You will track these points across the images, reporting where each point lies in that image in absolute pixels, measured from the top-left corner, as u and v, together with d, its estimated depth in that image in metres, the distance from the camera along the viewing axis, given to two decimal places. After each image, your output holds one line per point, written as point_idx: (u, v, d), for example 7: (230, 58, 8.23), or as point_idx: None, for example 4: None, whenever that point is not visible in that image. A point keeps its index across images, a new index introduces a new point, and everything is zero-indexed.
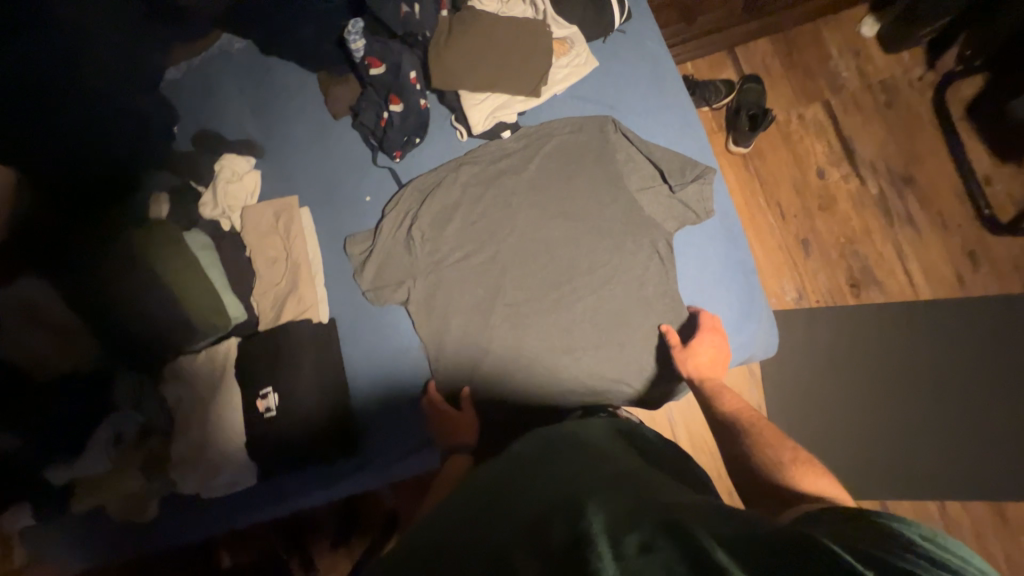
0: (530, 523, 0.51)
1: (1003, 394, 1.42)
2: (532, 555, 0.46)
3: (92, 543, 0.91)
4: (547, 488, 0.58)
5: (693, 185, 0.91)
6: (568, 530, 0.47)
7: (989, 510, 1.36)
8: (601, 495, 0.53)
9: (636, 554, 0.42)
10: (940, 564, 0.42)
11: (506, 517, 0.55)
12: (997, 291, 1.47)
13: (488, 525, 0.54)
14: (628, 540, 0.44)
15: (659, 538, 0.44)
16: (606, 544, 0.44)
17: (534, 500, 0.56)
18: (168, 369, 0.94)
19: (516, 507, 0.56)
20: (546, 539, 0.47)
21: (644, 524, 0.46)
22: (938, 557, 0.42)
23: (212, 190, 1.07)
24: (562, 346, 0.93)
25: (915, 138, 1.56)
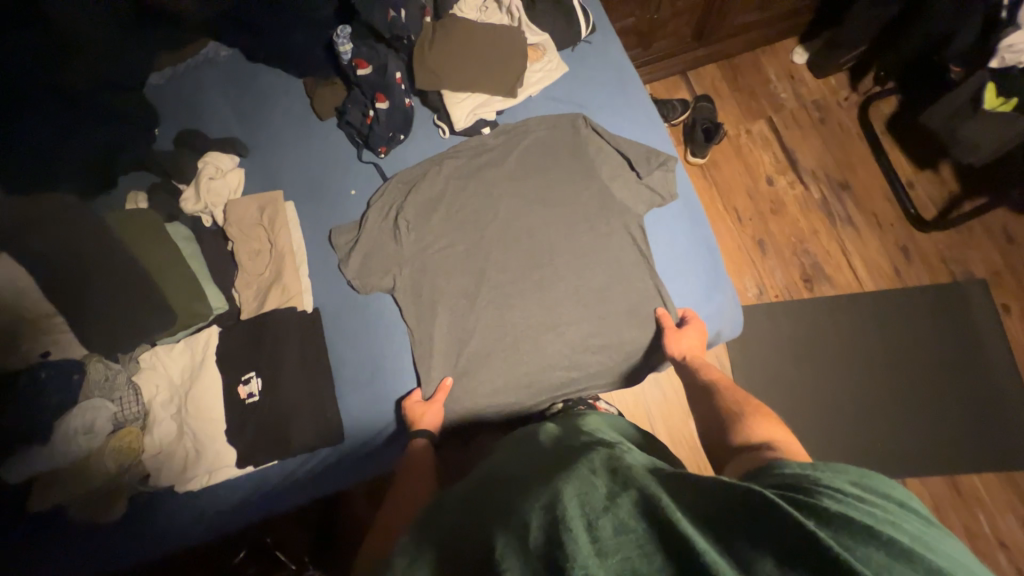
0: (505, 517, 0.52)
1: (947, 373, 1.54)
2: (511, 548, 0.47)
3: (50, 552, 0.84)
4: (519, 484, 0.60)
5: (658, 172, 1.01)
6: (543, 518, 0.48)
7: (945, 483, 1.45)
8: (570, 470, 0.55)
9: (611, 535, 0.45)
10: (865, 500, 0.48)
11: (482, 519, 0.55)
12: (932, 281, 1.63)
13: (467, 529, 0.55)
14: (601, 521, 0.47)
15: (630, 516, 0.47)
16: (581, 527, 0.46)
17: (508, 497, 0.58)
18: (144, 358, 0.92)
19: (492, 507, 0.57)
20: (523, 531, 0.48)
21: (614, 502, 0.49)
22: (863, 495, 0.48)
23: (195, 186, 1.08)
24: (545, 323, 0.98)
25: (847, 149, 1.76)
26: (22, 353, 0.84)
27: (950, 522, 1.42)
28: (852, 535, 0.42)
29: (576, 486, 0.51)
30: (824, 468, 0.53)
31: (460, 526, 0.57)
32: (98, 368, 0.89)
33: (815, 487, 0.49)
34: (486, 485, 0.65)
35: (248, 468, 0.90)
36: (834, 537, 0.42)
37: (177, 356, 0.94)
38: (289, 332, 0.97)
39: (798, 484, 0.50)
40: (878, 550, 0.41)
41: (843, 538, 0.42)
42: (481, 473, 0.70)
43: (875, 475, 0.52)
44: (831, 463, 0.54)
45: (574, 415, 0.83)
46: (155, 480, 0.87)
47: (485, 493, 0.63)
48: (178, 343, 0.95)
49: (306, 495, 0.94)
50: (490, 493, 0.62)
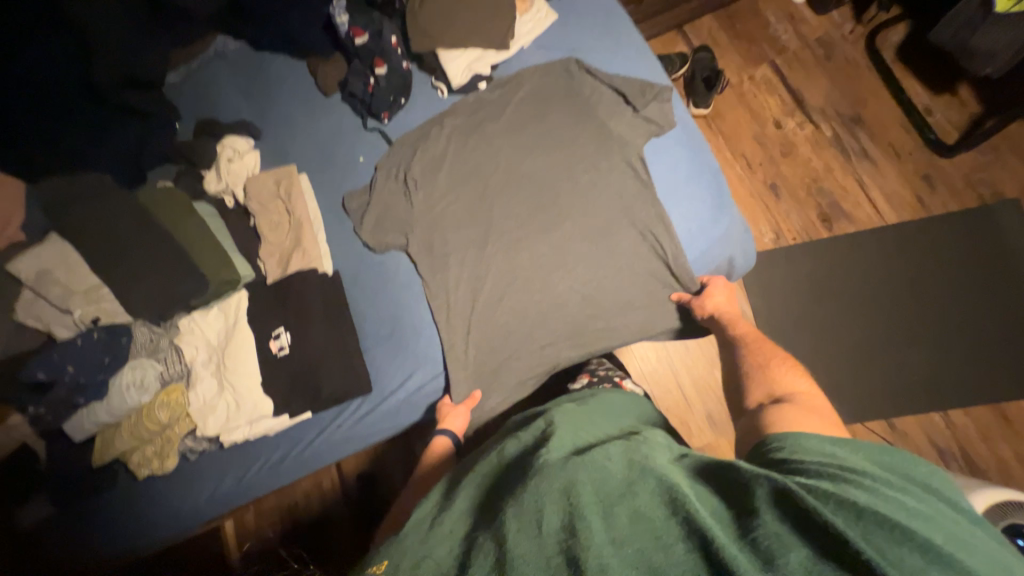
0: (520, 495, 0.55)
1: (983, 299, 1.48)
2: (527, 532, 0.50)
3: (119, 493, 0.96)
4: (532, 456, 0.63)
5: (654, 104, 1.03)
6: (559, 506, 0.51)
7: (991, 412, 1.39)
8: (586, 454, 0.58)
9: (628, 526, 0.48)
10: (890, 484, 0.50)
11: (500, 499, 0.59)
12: (959, 208, 1.56)
13: (487, 510, 0.59)
14: (617, 513, 0.50)
15: (650, 507, 0.50)
16: (598, 518, 0.49)
17: (523, 473, 0.61)
18: (182, 324, 0.99)
19: (511, 484, 0.61)
20: (539, 516, 0.51)
21: (631, 490, 0.52)
22: (890, 480, 0.50)
23: (216, 168, 1.15)
24: (556, 264, 1.00)
25: (855, 83, 1.71)
26: (75, 319, 0.92)
27: (999, 451, 1.36)
28: (878, 532, 0.43)
29: (591, 473, 0.54)
30: (850, 452, 0.55)
31: (479, 507, 0.61)
32: (144, 330, 0.97)
33: (842, 476, 0.50)
34: (501, 462, 0.68)
35: (284, 416, 0.96)
36: (861, 534, 0.43)
37: (212, 321, 1.01)
38: (312, 292, 1.02)
39: (824, 473, 0.51)
40: (913, 552, 0.42)
41: (874, 538, 0.43)
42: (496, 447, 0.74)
43: (898, 457, 0.54)
44: (853, 442, 0.56)
45: (593, 398, 0.89)
46: (202, 431, 0.94)
47: (500, 471, 0.66)
48: (211, 309, 1.01)
49: (342, 440, 1.00)
50: (506, 470, 0.66)
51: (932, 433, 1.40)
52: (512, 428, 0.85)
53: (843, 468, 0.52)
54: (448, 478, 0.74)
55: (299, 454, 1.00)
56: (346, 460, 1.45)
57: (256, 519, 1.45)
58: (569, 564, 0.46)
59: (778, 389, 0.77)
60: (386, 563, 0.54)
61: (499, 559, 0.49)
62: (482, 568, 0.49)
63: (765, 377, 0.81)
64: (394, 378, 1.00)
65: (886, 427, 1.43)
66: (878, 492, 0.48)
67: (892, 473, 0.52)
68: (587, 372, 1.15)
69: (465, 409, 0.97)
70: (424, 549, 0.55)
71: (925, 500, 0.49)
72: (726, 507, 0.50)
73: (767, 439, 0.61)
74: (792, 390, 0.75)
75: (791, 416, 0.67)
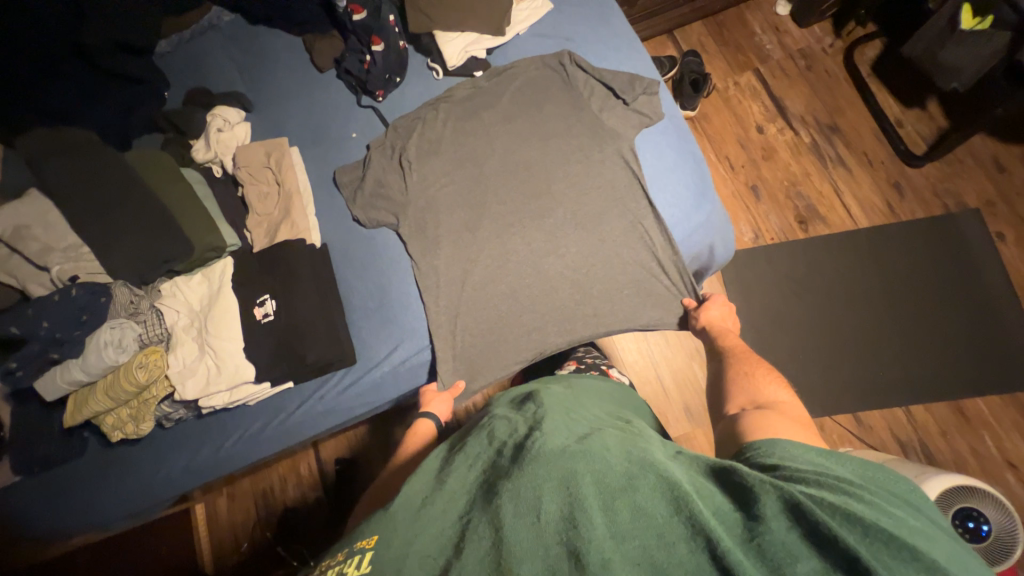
0: (516, 479, 0.56)
1: (946, 303, 1.55)
2: (525, 519, 0.52)
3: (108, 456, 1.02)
4: (527, 438, 0.63)
5: (643, 97, 1.06)
6: (558, 496, 0.53)
7: (950, 409, 1.46)
8: (586, 445, 0.59)
9: (628, 521, 0.50)
10: (893, 499, 0.50)
11: (494, 478, 0.60)
12: (924, 215, 1.64)
13: (479, 489, 0.60)
14: (618, 508, 0.51)
15: (650, 502, 0.51)
16: (599, 514, 0.50)
17: (517, 455, 0.61)
18: (164, 288, 0.98)
19: (506, 462, 0.62)
20: (537, 506, 0.53)
21: (632, 485, 0.53)
22: (895, 497, 0.50)
23: (205, 137, 1.13)
24: (545, 247, 1.02)
25: (834, 93, 1.79)
26: (54, 277, 0.91)
27: (957, 446, 1.43)
28: (890, 552, 0.43)
29: (588, 465, 0.56)
30: (853, 465, 0.54)
31: (471, 485, 0.61)
32: (124, 292, 0.95)
33: (845, 488, 0.49)
34: (494, 444, 0.67)
35: (265, 384, 0.96)
36: (871, 550, 0.43)
37: (196, 286, 1.00)
38: (300, 263, 1.02)
39: (829, 483, 0.50)
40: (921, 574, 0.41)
41: (885, 558, 0.42)
42: (486, 427, 0.72)
43: (903, 478, 0.53)
44: (859, 457, 0.55)
45: (581, 384, 0.91)
46: (180, 394, 0.92)
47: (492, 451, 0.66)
48: (195, 275, 1.01)
49: (323, 411, 1.01)
50: (498, 450, 0.65)
51: (896, 428, 1.47)
52: (499, 406, 0.84)
53: (842, 480, 0.51)
54: (450, 441, 0.77)
55: (280, 424, 1.00)
56: (326, 446, 1.43)
57: (229, 502, 1.43)
58: (570, 554, 0.49)
59: (760, 396, 0.78)
60: (377, 538, 0.53)
61: (496, 545, 0.51)
62: (478, 549, 0.52)
63: (749, 384, 0.82)
64: (379, 350, 1.01)
65: (852, 421, 1.49)
66: (886, 510, 0.47)
67: (895, 490, 0.51)
68: (575, 360, 1.20)
69: (448, 396, 0.96)
70: (421, 524, 0.55)
71: (928, 521, 0.49)
72: (730, 506, 0.50)
73: (751, 441, 0.63)
74: (773, 400, 0.76)
75: (767, 422, 0.69)
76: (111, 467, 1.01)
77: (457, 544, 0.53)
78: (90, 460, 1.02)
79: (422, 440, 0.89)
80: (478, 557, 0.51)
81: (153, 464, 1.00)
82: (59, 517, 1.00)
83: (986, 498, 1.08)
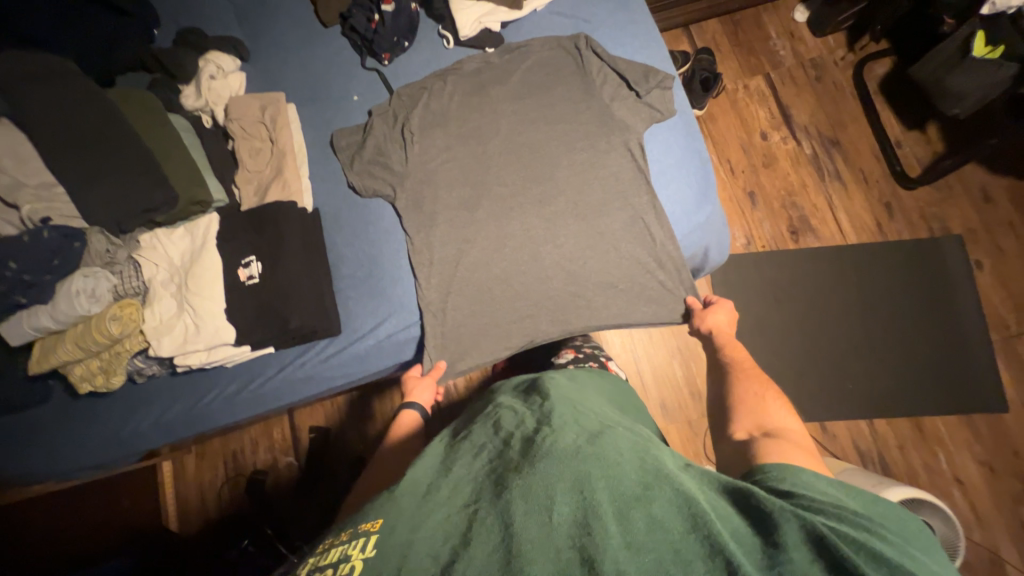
0: (530, 477, 0.57)
1: (919, 324, 1.61)
2: (538, 519, 0.53)
3: (74, 406, 0.98)
4: (537, 434, 0.64)
5: (656, 91, 1.04)
6: (572, 500, 0.54)
7: (910, 425, 1.53)
8: (600, 450, 0.60)
9: (643, 531, 0.51)
10: (903, 540, 0.53)
11: (503, 470, 0.61)
12: (910, 238, 1.68)
13: (487, 480, 0.60)
14: (633, 517, 0.52)
15: (665, 515, 0.52)
16: (614, 522, 0.52)
17: (527, 450, 0.62)
18: (144, 239, 0.94)
19: (514, 455, 0.63)
20: (550, 508, 0.54)
21: (647, 495, 0.54)
22: (902, 536, 0.53)
23: (196, 83, 1.07)
24: (544, 235, 1.00)
25: (839, 107, 1.80)
26: (22, 217, 0.85)
27: (911, 459, 1.50)
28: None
29: (603, 470, 0.57)
30: (864, 501, 0.58)
31: (479, 473, 0.62)
32: (100, 240, 0.90)
33: (864, 526, 0.52)
34: (501, 433, 0.69)
35: (245, 347, 0.94)
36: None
37: (177, 240, 0.95)
38: (290, 225, 0.98)
39: (846, 518, 0.53)
40: None
41: None
42: (492, 416, 0.74)
43: (905, 519, 0.57)
44: (869, 497, 0.59)
45: (571, 371, 0.92)
46: (155, 350, 0.89)
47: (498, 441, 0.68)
48: (178, 228, 0.97)
49: (304, 379, 0.99)
50: (505, 441, 0.66)
51: (857, 438, 1.54)
52: (502, 393, 0.85)
53: (859, 515, 0.54)
54: (451, 430, 0.78)
55: (259, 390, 0.99)
56: (302, 412, 1.42)
57: (199, 459, 1.41)
58: (582, 560, 0.49)
59: (768, 423, 0.79)
60: (382, 522, 0.55)
61: (507, 541, 0.51)
62: (485, 543, 0.52)
63: (756, 407, 0.83)
64: (364, 321, 0.99)
65: (818, 429, 1.55)
66: (902, 551, 0.50)
67: (902, 531, 0.55)
68: (573, 347, 1.23)
69: (430, 380, 0.96)
70: (423, 513, 0.56)
71: (929, 561, 0.52)
72: (744, 528, 0.52)
73: (758, 464, 0.68)
74: (781, 427, 0.77)
75: (781, 449, 0.70)
76: (76, 417, 0.98)
77: (462, 536, 0.54)
78: (54, 409, 0.98)
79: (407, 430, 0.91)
80: (486, 552, 0.51)
81: (121, 418, 0.98)
82: (20, 465, 0.97)
83: (932, 510, 1.14)
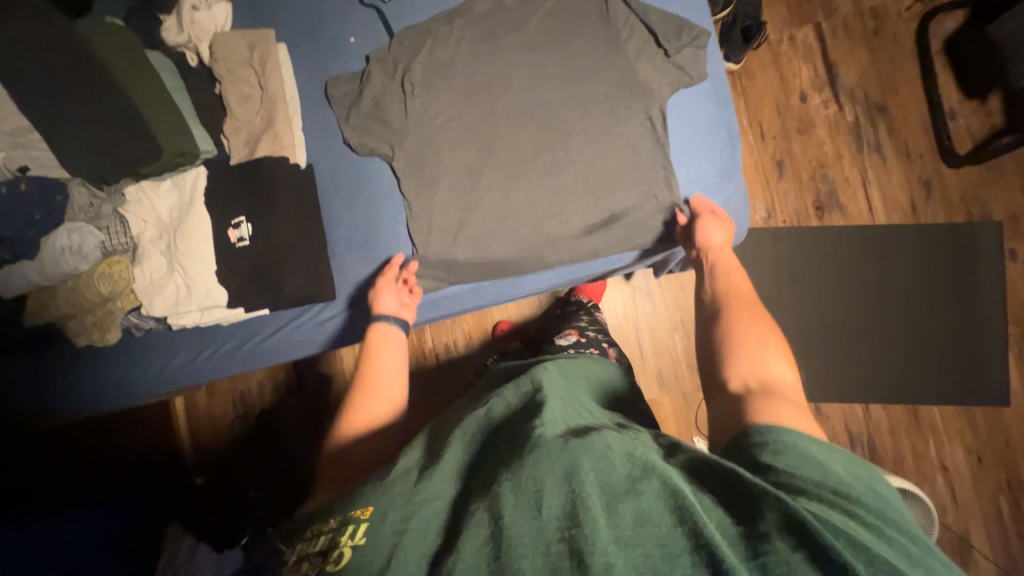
0: (518, 470, 0.55)
1: (935, 311, 1.55)
2: (525, 512, 0.51)
3: (67, 354, 0.98)
4: (524, 425, 0.63)
5: (689, 49, 0.92)
6: (559, 491, 0.52)
7: (905, 411, 1.52)
8: (586, 437, 0.57)
9: (630, 525, 0.49)
10: (882, 515, 0.50)
11: (493, 463, 0.60)
12: (944, 221, 1.57)
13: (477, 474, 0.59)
14: (621, 511, 0.50)
15: (654, 508, 0.50)
16: (601, 513, 0.50)
17: (515, 442, 0.60)
18: (131, 193, 0.90)
19: (503, 448, 0.61)
20: (538, 499, 0.52)
21: (635, 489, 0.52)
22: (884, 512, 0.50)
23: (176, 14, 0.95)
24: (550, 208, 0.94)
25: (894, 67, 1.61)
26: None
27: (900, 444, 1.51)
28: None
29: (593, 461, 0.54)
30: (835, 464, 0.54)
31: (470, 468, 0.62)
32: (83, 193, 0.87)
33: (843, 509, 0.50)
34: (491, 425, 0.68)
35: (239, 310, 0.92)
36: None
37: (165, 194, 0.91)
38: (282, 184, 0.93)
39: (826, 498, 0.50)
40: None
41: None
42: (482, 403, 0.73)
43: (882, 480, 0.55)
44: (835, 450, 0.57)
45: (568, 358, 0.91)
46: (149, 310, 0.89)
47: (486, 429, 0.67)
48: (164, 181, 0.92)
49: (300, 342, 0.99)
50: (495, 433, 0.66)
51: (850, 420, 1.53)
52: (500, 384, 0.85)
53: (839, 495, 0.51)
54: (429, 429, 0.73)
55: (255, 350, 0.99)
56: (302, 362, 1.44)
57: (209, 395, 1.45)
58: (571, 554, 0.48)
59: (763, 375, 0.69)
60: (371, 509, 0.56)
61: (496, 535, 0.51)
62: (475, 538, 0.51)
63: (750, 356, 0.73)
64: (360, 289, 0.96)
65: (812, 410, 1.55)
66: (883, 533, 0.48)
67: (877, 493, 0.53)
68: (576, 329, 1.22)
69: (392, 287, 0.91)
70: (413, 507, 0.56)
71: (913, 532, 0.50)
72: (728, 517, 0.49)
73: (748, 429, 0.61)
74: (777, 379, 0.68)
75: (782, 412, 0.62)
76: (68, 364, 0.98)
77: (453, 529, 0.54)
78: (44, 358, 0.97)
79: (390, 346, 0.86)
80: (476, 545, 0.51)
81: (120, 369, 0.99)
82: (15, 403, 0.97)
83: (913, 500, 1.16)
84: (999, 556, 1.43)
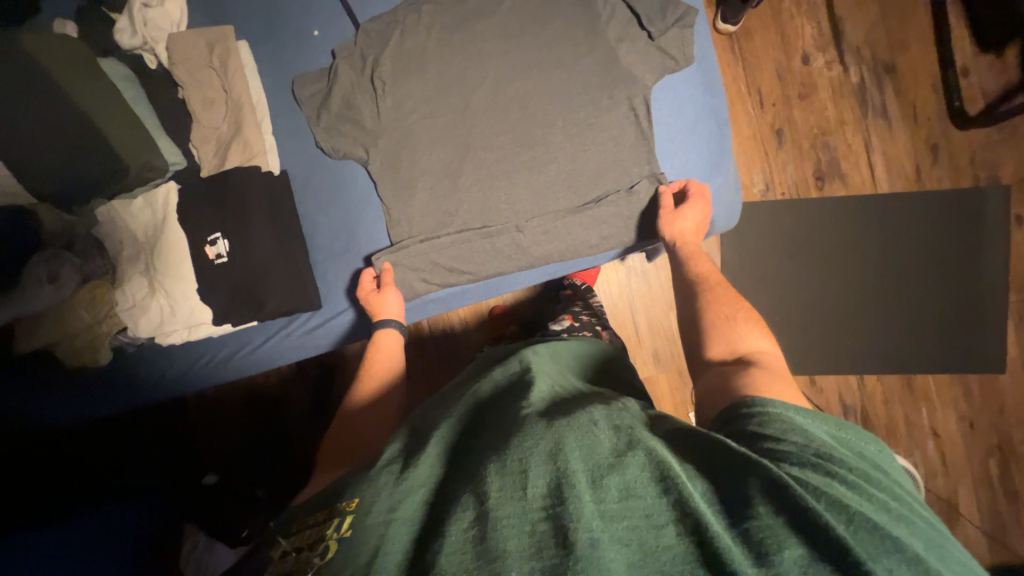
0: (503, 453, 0.54)
1: (935, 280, 1.53)
2: (509, 491, 0.49)
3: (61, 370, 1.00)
4: (510, 412, 0.63)
5: (675, 30, 0.87)
6: (545, 468, 0.51)
7: (900, 381, 1.53)
8: (571, 417, 0.57)
9: (616, 498, 0.48)
10: (872, 479, 0.50)
11: (477, 447, 0.59)
12: (950, 185, 1.52)
13: (461, 460, 0.58)
14: (607, 484, 0.49)
15: (640, 481, 0.49)
16: (587, 489, 0.48)
17: (503, 428, 0.60)
18: (99, 214, 0.88)
19: (489, 434, 0.61)
20: (523, 477, 0.50)
21: (620, 462, 0.51)
22: (873, 476, 0.50)
23: (126, 14, 0.88)
24: (533, 208, 0.91)
25: (904, 22, 1.51)
26: None
27: (893, 413, 1.52)
28: (873, 540, 0.43)
29: (579, 438, 0.54)
30: (823, 434, 0.54)
31: (454, 452, 0.60)
32: (51, 217, 0.85)
33: (826, 468, 0.49)
34: (477, 412, 0.67)
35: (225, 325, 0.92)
36: (853, 535, 0.43)
37: (138, 212, 0.89)
38: (255, 194, 0.90)
39: (810, 462, 0.50)
40: (903, 564, 0.42)
41: (867, 545, 0.43)
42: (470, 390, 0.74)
43: (872, 447, 0.55)
44: (822, 415, 0.57)
45: (557, 342, 0.90)
46: (134, 331, 0.89)
47: (475, 413, 0.68)
48: (136, 198, 0.89)
49: (294, 348, 0.99)
50: (481, 420, 0.65)
51: (846, 393, 1.54)
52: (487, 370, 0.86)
53: (823, 456, 0.51)
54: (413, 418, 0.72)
55: (251, 356, 1.00)
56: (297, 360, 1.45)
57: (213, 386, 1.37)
58: (556, 531, 0.46)
59: (743, 346, 0.72)
60: (358, 500, 0.53)
61: (479, 514, 0.48)
62: (458, 521, 0.48)
63: (727, 329, 0.75)
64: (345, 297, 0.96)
65: (808, 384, 1.55)
66: (866, 492, 0.48)
67: (867, 460, 0.53)
68: (570, 314, 1.22)
69: (394, 291, 0.90)
70: (397, 495, 0.53)
71: (900, 496, 0.50)
72: (713, 489, 0.49)
73: (738, 402, 0.61)
74: (754, 349, 0.71)
75: (765, 382, 0.63)
76: (59, 380, 1.00)
77: (437, 517, 0.51)
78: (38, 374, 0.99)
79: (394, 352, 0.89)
80: (460, 529, 0.48)
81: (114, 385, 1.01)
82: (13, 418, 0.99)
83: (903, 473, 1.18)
84: (983, 516, 1.48)
